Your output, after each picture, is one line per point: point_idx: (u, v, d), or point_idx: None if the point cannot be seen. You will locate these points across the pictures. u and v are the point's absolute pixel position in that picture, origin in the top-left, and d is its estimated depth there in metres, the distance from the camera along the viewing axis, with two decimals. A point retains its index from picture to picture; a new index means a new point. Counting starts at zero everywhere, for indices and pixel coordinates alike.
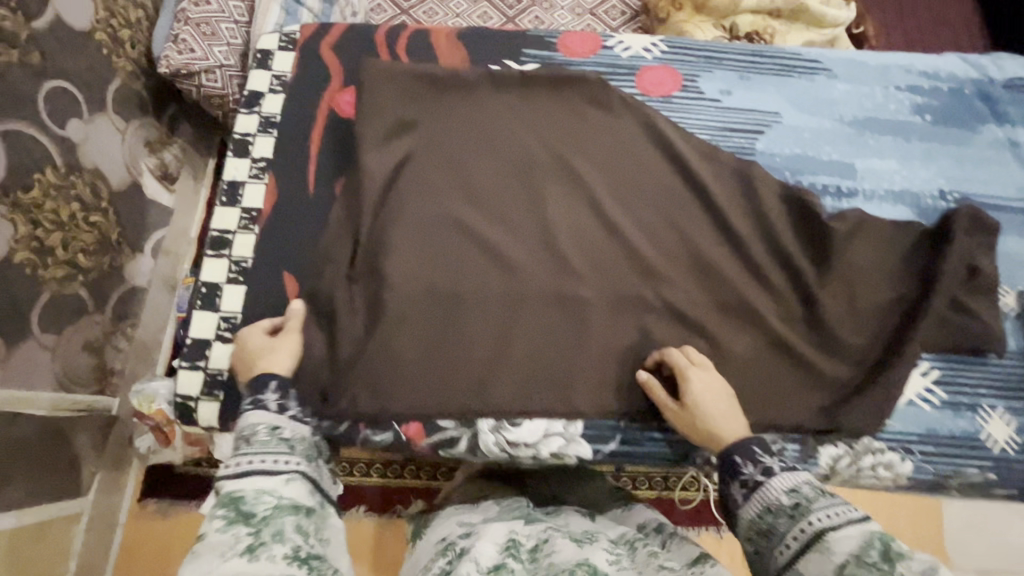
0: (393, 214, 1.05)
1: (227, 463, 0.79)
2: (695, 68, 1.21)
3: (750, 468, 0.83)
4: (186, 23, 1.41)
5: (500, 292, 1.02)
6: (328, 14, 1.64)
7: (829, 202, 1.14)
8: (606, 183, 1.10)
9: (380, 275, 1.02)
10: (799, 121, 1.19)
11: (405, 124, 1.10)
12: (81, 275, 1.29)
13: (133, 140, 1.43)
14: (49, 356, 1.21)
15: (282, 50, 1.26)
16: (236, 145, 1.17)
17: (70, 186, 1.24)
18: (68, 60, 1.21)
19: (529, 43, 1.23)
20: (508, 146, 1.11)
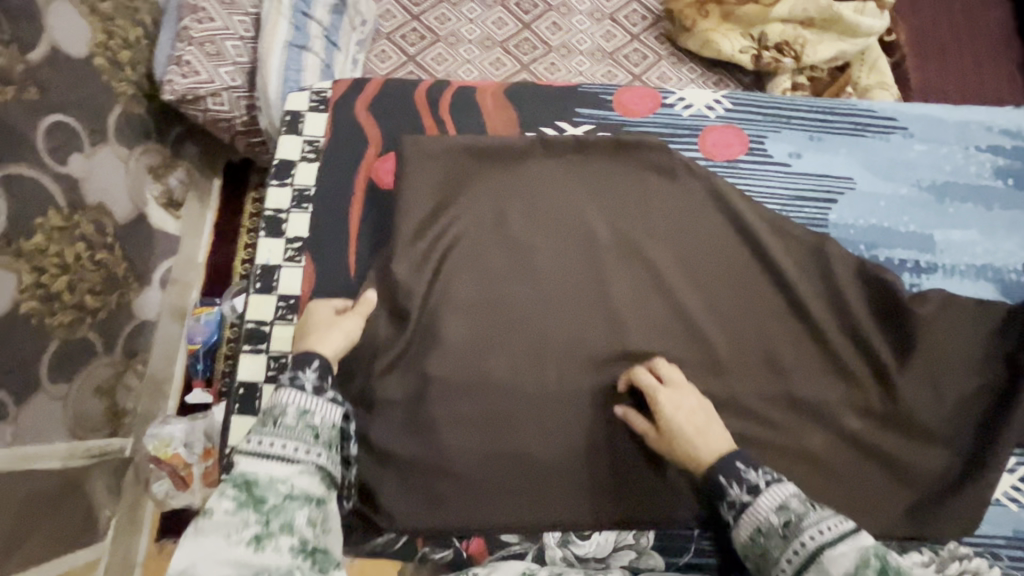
0: (451, 301, 1.01)
1: (254, 436, 0.78)
2: (762, 127, 1.14)
3: (737, 488, 0.80)
4: (190, 43, 1.32)
5: (558, 389, 0.98)
6: (337, 27, 1.55)
7: (906, 278, 1.07)
8: (671, 258, 1.05)
9: (434, 368, 0.98)
10: (875, 187, 1.12)
11: (460, 200, 1.06)
12: (89, 317, 1.22)
13: (137, 167, 1.35)
14: (60, 405, 1.16)
15: (312, 111, 1.18)
16: (269, 224, 1.10)
17: (74, 226, 1.16)
18: (66, 91, 1.13)
19: (583, 102, 1.17)
20: (564, 224, 1.06)
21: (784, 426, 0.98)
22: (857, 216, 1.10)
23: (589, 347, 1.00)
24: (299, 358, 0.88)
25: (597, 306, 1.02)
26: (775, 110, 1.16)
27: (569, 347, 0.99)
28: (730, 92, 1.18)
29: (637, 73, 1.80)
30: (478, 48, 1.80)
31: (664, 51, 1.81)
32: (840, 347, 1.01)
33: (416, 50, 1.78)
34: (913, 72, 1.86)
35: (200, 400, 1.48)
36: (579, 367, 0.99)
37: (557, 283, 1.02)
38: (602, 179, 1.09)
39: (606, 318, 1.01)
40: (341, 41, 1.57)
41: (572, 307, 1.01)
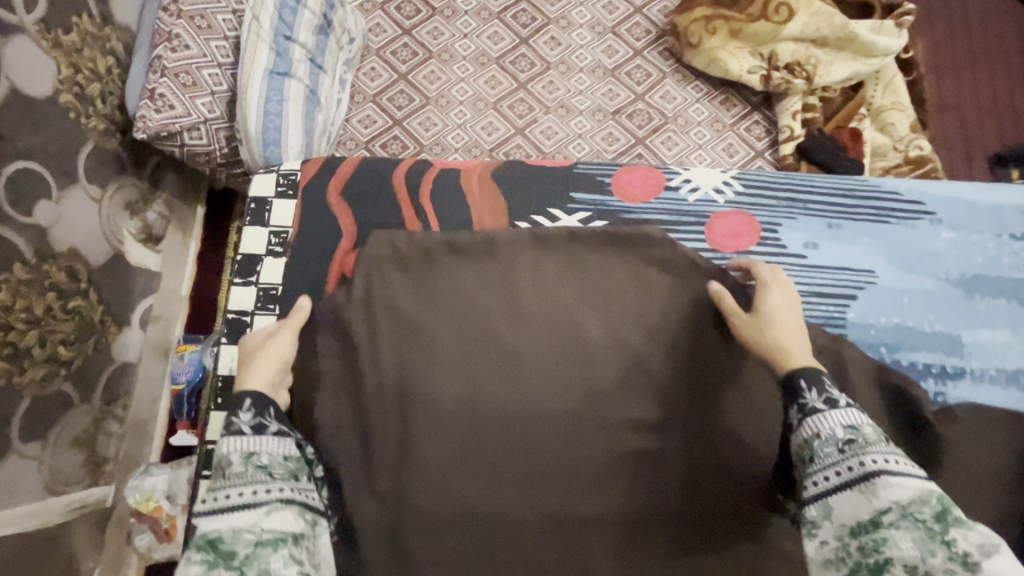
0: (431, 408, 0.99)
1: (206, 496, 0.79)
2: (776, 215, 1.09)
3: (814, 395, 0.83)
4: (163, 74, 1.24)
5: (541, 506, 0.96)
6: (323, 47, 1.46)
7: (931, 385, 1.00)
8: (667, 356, 1.02)
9: (414, 481, 0.97)
10: (898, 282, 1.05)
11: (447, 298, 1.04)
12: (63, 368, 1.17)
13: (112, 206, 1.28)
14: (35, 464, 1.11)
15: (280, 197, 1.14)
16: (232, 328, 1.08)
17: (44, 276, 1.10)
18: (30, 135, 1.06)
19: (579, 185, 1.14)
20: (550, 326, 1.03)
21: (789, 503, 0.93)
22: (876, 313, 1.03)
23: (570, 462, 0.97)
24: (233, 401, 0.88)
25: (581, 418, 0.99)
26: (790, 192, 1.11)
27: (550, 461, 0.97)
28: (740, 173, 1.13)
29: (640, 91, 1.71)
30: (472, 65, 1.71)
31: (668, 68, 1.72)
32: None
33: (407, 67, 1.69)
34: (930, 88, 1.78)
35: (184, 442, 1.44)
36: (558, 482, 0.97)
37: (542, 392, 0.99)
38: (595, 273, 1.06)
39: (590, 430, 0.99)
40: (328, 62, 1.48)
41: (556, 419, 0.99)
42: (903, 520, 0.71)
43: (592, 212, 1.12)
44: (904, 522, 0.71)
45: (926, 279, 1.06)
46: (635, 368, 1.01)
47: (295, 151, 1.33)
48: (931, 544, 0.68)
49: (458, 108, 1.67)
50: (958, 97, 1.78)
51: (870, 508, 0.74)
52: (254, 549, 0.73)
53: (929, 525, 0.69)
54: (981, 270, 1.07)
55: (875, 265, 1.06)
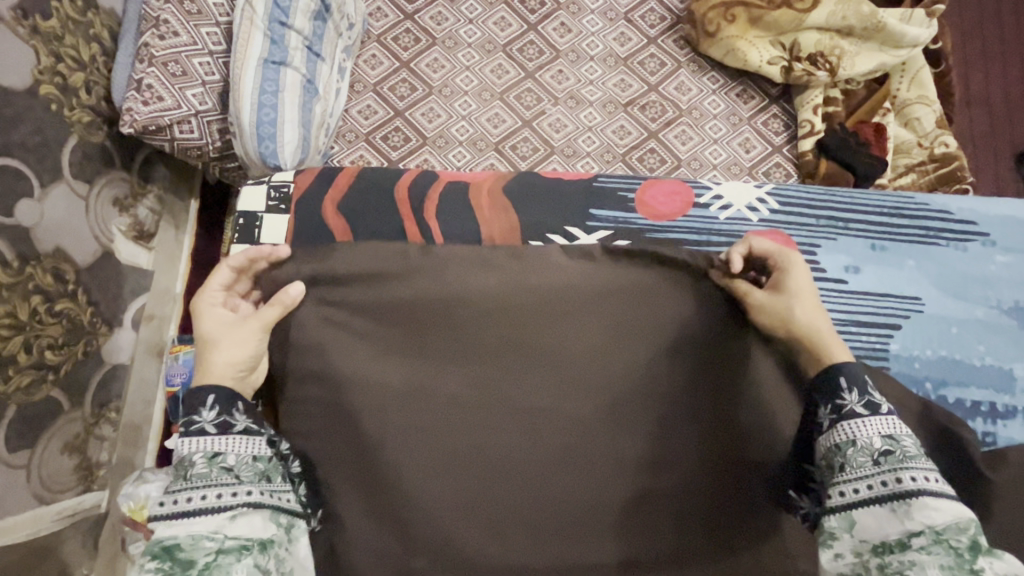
0: (438, 460, 0.93)
1: (164, 497, 0.76)
2: (816, 234, 1.03)
3: (853, 397, 0.76)
4: (151, 63, 1.16)
5: (544, 548, 0.93)
6: (321, 34, 1.39)
7: (980, 425, 0.94)
8: (686, 381, 0.97)
9: (414, 519, 0.92)
10: (944, 310, 0.99)
11: (461, 329, 0.98)
12: (52, 374, 1.12)
13: (100, 202, 1.23)
14: (24, 473, 1.07)
15: (273, 211, 1.09)
16: None
17: (27, 280, 1.05)
18: (9, 130, 0.99)
19: (600, 202, 1.09)
20: (560, 352, 0.98)
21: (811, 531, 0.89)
22: (922, 347, 0.97)
23: (585, 518, 0.93)
24: (191, 396, 0.82)
25: (598, 472, 0.94)
26: (831, 214, 1.05)
27: (564, 517, 0.93)
28: (777, 188, 1.07)
29: (654, 82, 1.63)
30: (478, 52, 1.62)
31: (683, 58, 1.64)
32: None
33: (410, 54, 1.61)
34: (958, 82, 1.70)
35: None
36: (574, 538, 0.93)
37: (557, 445, 0.94)
38: (613, 311, 0.99)
39: (608, 484, 0.94)
40: (326, 50, 1.41)
41: (571, 474, 0.94)
42: (935, 544, 0.66)
43: (612, 231, 1.08)
44: (935, 547, 0.66)
45: (976, 306, 1.00)
46: (657, 416, 0.96)
47: (292, 146, 1.26)
48: (958, 572, 0.64)
49: (463, 98, 1.59)
50: (986, 90, 1.70)
51: (901, 528, 0.69)
52: (210, 563, 0.72)
53: (960, 554, 0.65)
54: None
55: (920, 292, 1.00)
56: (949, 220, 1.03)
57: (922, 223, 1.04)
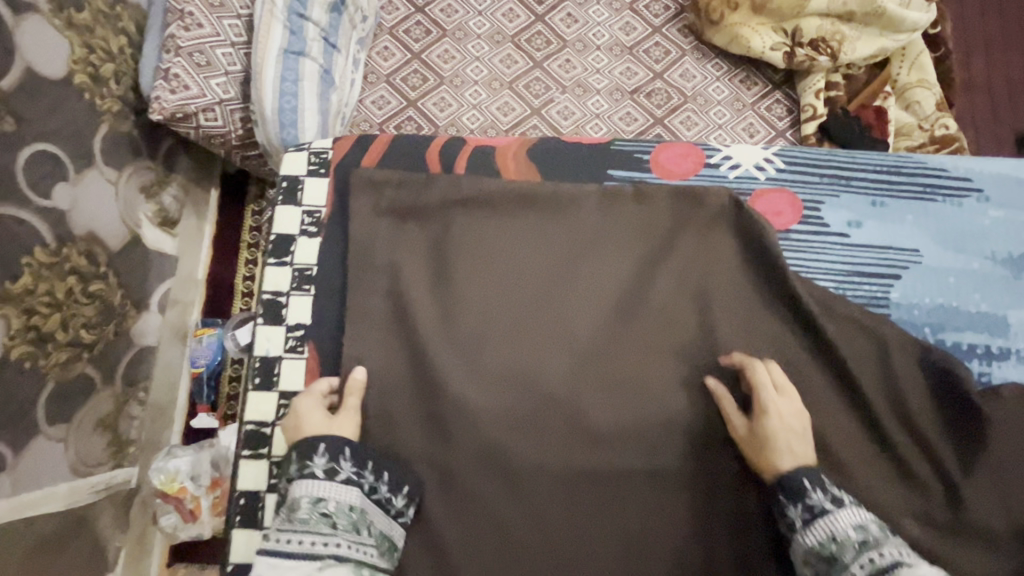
0: (451, 416, 0.91)
1: (274, 532, 0.75)
2: (818, 191, 1.05)
3: (820, 494, 0.78)
4: (177, 53, 1.21)
5: (566, 460, 0.90)
6: (337, 26, 1.43)
7: (975, 366, 0.96)
8: (703, 311, 0.96)
9: (435, 422, 0.91)
10: (942, 260, 1.01)
11: (490, 241, 0.99)
12: (86, 352, 1.17)
13: (128, 188, 1.27)
14: (61, 447, 1.12)
15: (313, 174, 1.06)
16: (267, 312, 0.99)
17: (63, 261, 1.09)
18: (47, 117, 1.05)
19: (616, 161, 1.07)
20: (586, 267, 0.98)
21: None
22: (920, 295, 0.99)
23: (603, 470, 0.90)
24: (300, 446, 0.81)
25: (613, 425, 0.91)
26: (835, 169, 1.06)
27: (580, 471, 0.90)
28: (784, 148, 1.08)
29: (659, 70, 1.67)
30: (487, 43, 1.67)
31: (687, 46, 1.68)
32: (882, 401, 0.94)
33: (420, 46, 1.66)
34: (958, 68, 1.73)
35: (205, 425, 1.44)
36: (592, 493, 0.89)
37: (571, 399, 0.92)
38: (622, 266, 0.98)
39: (624, 437, 0.91)
40: (341, 41, 1.45)
41: (584, 428, 0.91)
42: None
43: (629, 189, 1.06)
44: None
45: (971, 258, 1.02)
46: (670, 366, 0.94)
47: (313, 131, 1.30)
48: None
49: (474, 87, 1.64)
50: (987, 76, 1.73)
51: None
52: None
53: None
54: None
55: (918, 244, 1.02)
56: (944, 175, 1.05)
57: (920, 178, 1.06)
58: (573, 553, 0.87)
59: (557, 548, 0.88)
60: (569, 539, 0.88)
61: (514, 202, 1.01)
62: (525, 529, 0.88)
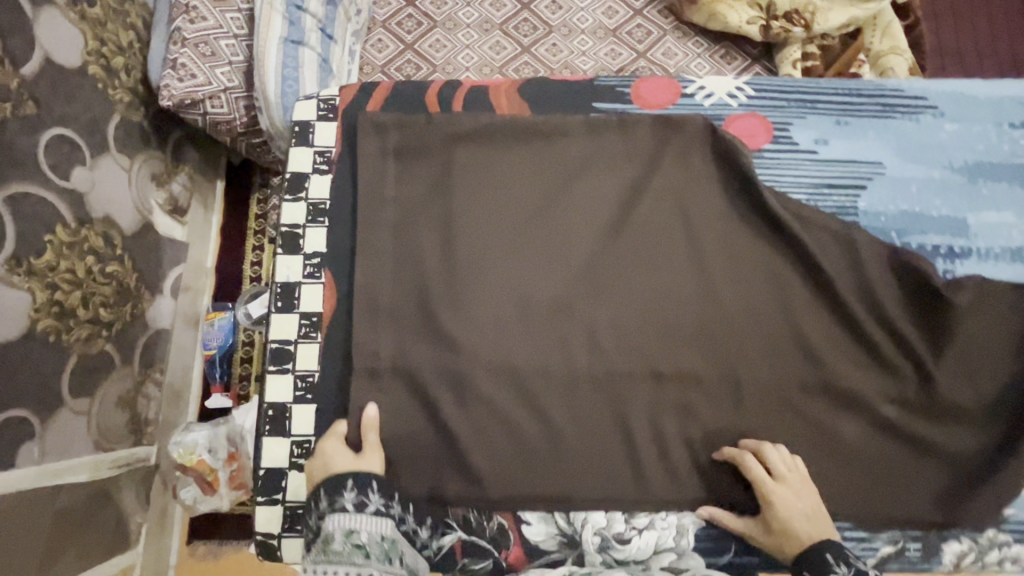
0: (459, 332, 0.97)
1: (313, 561, 0.82)
2: (787, 115, 1.11)
3: (843, 567, 0.82)
4: (183, 45, 1.28)
5: (569, 366, 0.97)
6: (332, 16, 1.50)
7: (940, 264, 1.05)
8: (688, 227, 1.03)
9: (445, 339, 0.97)
10: (905, 171, 1.09)
11: (485, 170, 1.04)
12: (105, 330, 1.22)
13: (140, 176, 1.33)
14: (85, 420, 1.17)
15: (322, 120, 1.12)
16: (285, 241, 1.06)
17: (82, 241, 1.15)
18: (64, 105, 1.11)
19: (600, 95, 1.13)
20: (578, 190, 1.04)
21: (813, 402, 0.98)
22: (885, 203, 1.07)
23: (601, 370, 0.98)
24: (327, 487, 0.86)
25: (608, 329, 0.99)
26: (801, 94, 1.12)
27: (581, 372, 0.97)
28: (752, 78, 1.14)
29: (642, 49, 1.74)
30: (477, 32, 1.74)
31: (668, 26, 1.76)
32: (862, 323, 1.00)
33: (413, 37, 1.73)
34: (928, 34, 1.81)
35: (219, 405, 1.50)
36: (592, 391, 0.97)
37: (569, 307, 0.99)
38: (612, 188, 1.04)
39: (620, 339, 0.99)
40: (337, 32, 1.52)
41: (581, 332, 0.99)
42: None
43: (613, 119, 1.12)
44: None
45: (932, 167, 1.09)
46: (659, 277, 1.01)
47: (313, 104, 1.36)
48: None
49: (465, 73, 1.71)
50: (957, 41, 1.81)
51: None
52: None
53: None
54: (985, 157, 1.10)
55: (882, 157, 1.09)
56: (904, 94, 1.11)
57: (882, 98, 1.12)
58: (578, 445, 0.95)
59: (563, 441, 0.95)
60: (573, 434, 0.96)
61: (505, 132, 1.05)
62: (532, 426, 0.95)
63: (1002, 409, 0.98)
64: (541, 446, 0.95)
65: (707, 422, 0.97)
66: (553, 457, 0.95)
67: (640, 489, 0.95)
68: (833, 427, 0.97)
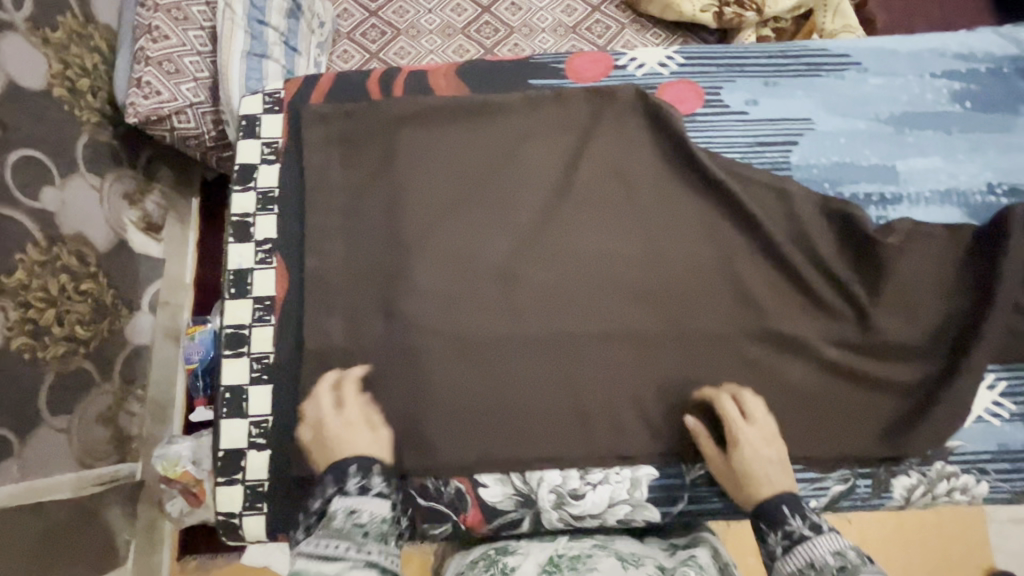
0: (410, 303, 1.03)
1: (319, 539, 0.76)
2: (717, 79, 1.18)
3: (796, 520, 0.80)
4: (148, 63, 1.31)
5: (515, 328, 1.03)
6: (295, 30, 1.54)
7: (873, 211, 1.11)
8: (624, 195, 1.10)
9: (397, 311, 1.03)
10: (834, 125, 1.16)
11: (430, 152, 1.11)
12: (82, 347, 1.23)
13: (112, 194, 1.35)
14: (66, 437, 1.17)
15: (268, 113, 1.19)
16: (237, 230, 1.11)
17: (55, 259, 1.16)
18: (31, 127, 1.13)
19: (536, 71, 1.20)
20: (518, 165, 1.11)
21: (764, 351, 1.03)
22: (816, 156, 1.14)
23: (549, 333, 1.03)
24: (331, 475, 0.86)
25: (556, 294, 1.05)
26: (730, 60, 1.20)
27: (531, 336, 1.03)
28: (682, 48, 1.21)
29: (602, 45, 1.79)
30: (439, 37, 1.78)
31: (626, 19, 1.80)
32: (805, 277, 1.06)
33: (377, 46, 1.77)
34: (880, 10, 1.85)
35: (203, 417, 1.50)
36: (542, 353, 1.02)
37: (517, 276, 1.05)
38: (551, 162, 1.12)
39: (568, 303, 1.04)
40: (301, 45, 1.55)
41: (530, 298, 1.04)
42: None
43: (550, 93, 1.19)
44: None
45: (858, 120, 1.17)
46: (598, 241, 1.07)
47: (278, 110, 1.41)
48: None
49: None
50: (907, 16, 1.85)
51: None
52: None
53: None
54: (910, 106, 1.18)
55: (811, 113, 1.16)
56: (829, 53, 1.19)
57: (807, 58, 1.20)
58: (532, 404, 1.01)
59: (518, 402, 1.01)
60: (529, 394, 1.01)
61: (449, 117, 1.13)
62: (488, 389, 1.01)
63: (943, 340, 1.04)
64: (499, 408, 1.00)
65: (650, 375, 1.02)
66: (509, 417, 1.00)
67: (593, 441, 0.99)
68: (782, 375, 1.02)
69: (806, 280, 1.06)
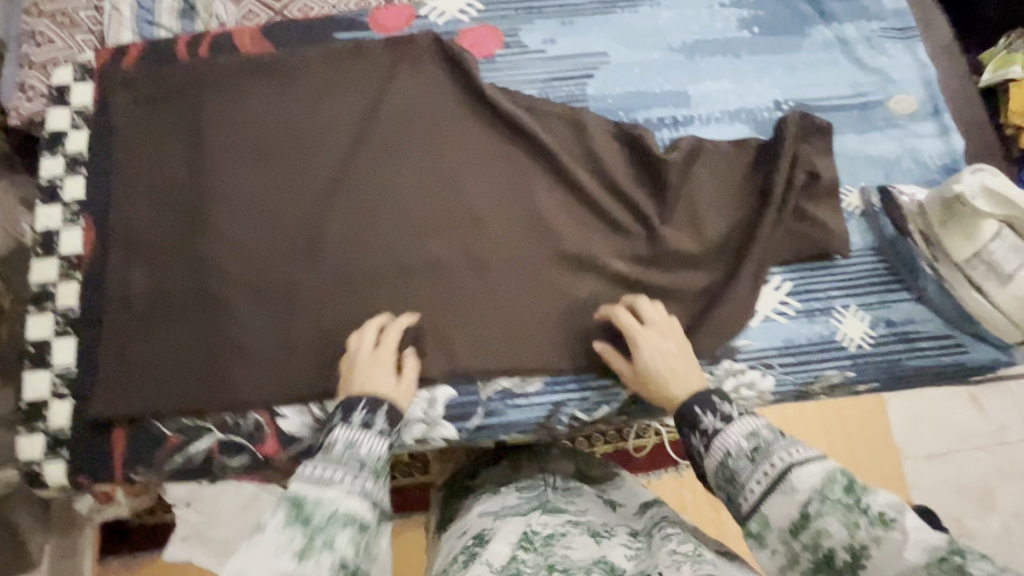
0: (217, 254, 1.28)
1: (318, 465, 0.91)
2: (514, 22, 1.49)
3: (711, 416, 1.02)
4: (33, 68, 1.43)
5: (310, 270, 1.28)
6: (189, 24, 1.48)
7: (666, 134, 1.44)
8: (419, 143, 1.36)
9: (205, 261, 1.28)
10: (627, 56, 1.49)
11: (232, 118, 1.35)
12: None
13: (5, 201, 1.37)
14: None
15: (81, 83, 1.40)
16: (46, 190, 1.34)
17: None
18: None
19: (338, 26, 1.48)
20: (316, 125, 1.36)
21: (557, 268, 1.31)
22: (611, 87, 1.47)
23: (358, 278, 1.28)
24: (348, 408, 1.02)
25: (367, 247, 1.29)
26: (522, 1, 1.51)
27: (349, 277, 1.28)
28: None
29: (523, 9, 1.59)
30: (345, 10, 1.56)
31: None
32: (602, 207, 1.34)
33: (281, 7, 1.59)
34: None
35: None
36: (346, 297, 1.27)
37: (333, 235, 1.30)
38: (352, 111, 1.37)
39: (373, 251, 1.29)
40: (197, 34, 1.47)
41: (347, 246, 1.29)
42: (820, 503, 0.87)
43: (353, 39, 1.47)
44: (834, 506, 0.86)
45: (655, 50, 1.51)
46: (392, 181, 1.33)
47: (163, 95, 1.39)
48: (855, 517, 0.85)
49: None
50: None
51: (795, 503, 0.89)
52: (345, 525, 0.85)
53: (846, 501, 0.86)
54: (703, 34, 1.53)
55: (609, 49, 1.49)
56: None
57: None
58: (345, 335, 1.25)
59: (334, 333, 1.25)
60: (341, 329, 1.25)
61: (243, 77, 1.37)
62: (312, 326, 1.26)
63: (728, 248, 1.34)
64: (324, 337, 1.25)
65: (426, 294, 1.28)
66: (323, 345, 1.25)
67: (375, 383, 1.09)
68: (574, 285, 1.31)
69: (601, 204, 1.35)
